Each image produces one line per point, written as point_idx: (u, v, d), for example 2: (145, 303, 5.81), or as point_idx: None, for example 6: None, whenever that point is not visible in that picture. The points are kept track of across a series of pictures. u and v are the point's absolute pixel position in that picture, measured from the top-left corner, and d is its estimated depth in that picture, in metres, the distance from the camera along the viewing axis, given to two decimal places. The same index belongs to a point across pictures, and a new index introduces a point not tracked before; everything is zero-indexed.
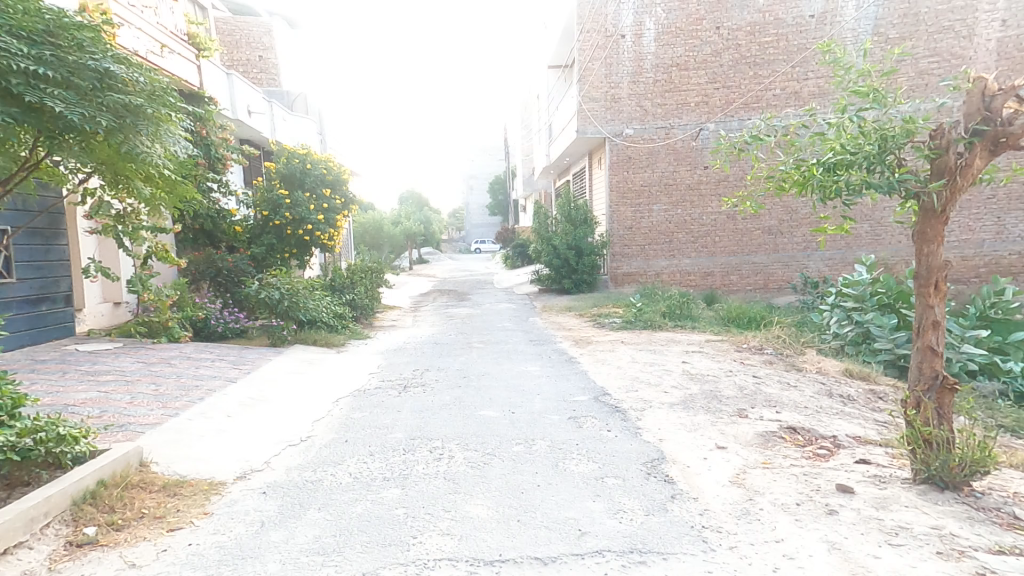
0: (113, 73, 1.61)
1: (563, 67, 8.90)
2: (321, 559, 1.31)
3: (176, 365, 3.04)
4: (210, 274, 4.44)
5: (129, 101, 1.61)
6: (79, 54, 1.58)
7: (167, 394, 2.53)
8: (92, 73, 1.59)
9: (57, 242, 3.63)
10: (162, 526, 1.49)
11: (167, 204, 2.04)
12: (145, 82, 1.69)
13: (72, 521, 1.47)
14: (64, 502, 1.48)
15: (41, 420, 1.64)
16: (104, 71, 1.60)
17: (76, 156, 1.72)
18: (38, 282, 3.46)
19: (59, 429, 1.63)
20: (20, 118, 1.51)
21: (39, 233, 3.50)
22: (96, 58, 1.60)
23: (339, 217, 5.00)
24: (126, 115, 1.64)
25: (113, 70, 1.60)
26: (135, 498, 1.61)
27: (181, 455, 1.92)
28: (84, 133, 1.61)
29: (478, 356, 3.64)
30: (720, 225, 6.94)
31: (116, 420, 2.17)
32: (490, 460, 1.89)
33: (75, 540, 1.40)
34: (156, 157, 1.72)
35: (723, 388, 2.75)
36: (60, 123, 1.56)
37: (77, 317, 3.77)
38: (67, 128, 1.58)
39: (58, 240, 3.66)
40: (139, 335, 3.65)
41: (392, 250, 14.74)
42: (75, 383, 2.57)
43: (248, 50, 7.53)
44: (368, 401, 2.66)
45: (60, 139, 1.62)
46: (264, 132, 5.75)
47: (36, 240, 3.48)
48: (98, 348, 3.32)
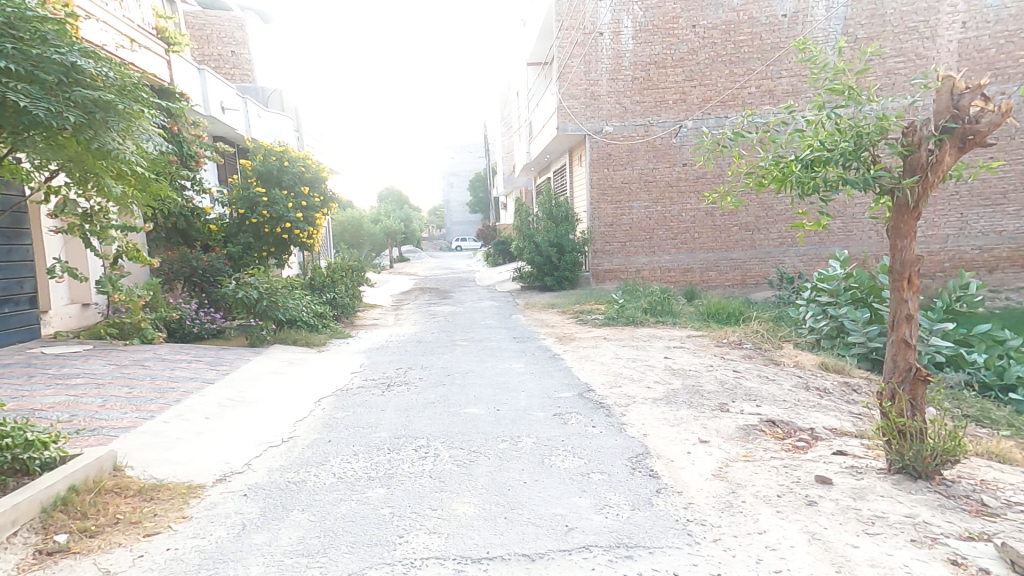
0: (80, 67, 1.55)
1: (542, 65, 8.92)
2: (306, 561, 1.29)
3: (151, 367, 2.96)
4: (184, 273, 4.31)
5: (98, 96, 1.56)
6: (43, 47, 1.52)
7: (141, 397, 2.46)
8: (57, 67, 1.53)
9: (19, 242, 3.50)
10: (139, 532, 1.45)
11: (139, 203, 1.97)
12: (115, 77, 1.63)
13: (42, 529, 1.42)
14: (32, 510, 1.43)
15: (6, 425, 1.59)
16: (70, 65, 1.54)
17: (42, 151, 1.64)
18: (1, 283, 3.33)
19: (27, 434, 1.60)
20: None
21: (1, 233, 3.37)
22: (61, 51, 1.54)
23: (318, 216, 4.92)
24: (95, 110, 1.59)
25: (80, 65, 1.54)
26: (109, 503, 1.56)
27: (158, 459, 1.87)
28: (53, 131, 1.56)
29: (461, 353, 3.62)
30: (698, 221, 7.04)
31: (87, 423, 2.10)
32: (476, 458, 1.89)
33: (45, 548, 1.36)
34: (128, 154, 1.67)
35: (705, 383, 2.79)
36: (26, 119, 1.50)
37: (41, 319, 3.65)
38: (32, 124, 1.53)
39: (21, 240, 3.53)
40: (110, 337, 3.54)
41: (372, 248, 14.60)
42: (41, 388, 2.48)
43: (219, 45, 7.38)
44: (351, 400, 2.62)
45: (27, 133, 1.56)
46: (238, 129, 5.62)
47: None
48: (66, 350, 3.22)
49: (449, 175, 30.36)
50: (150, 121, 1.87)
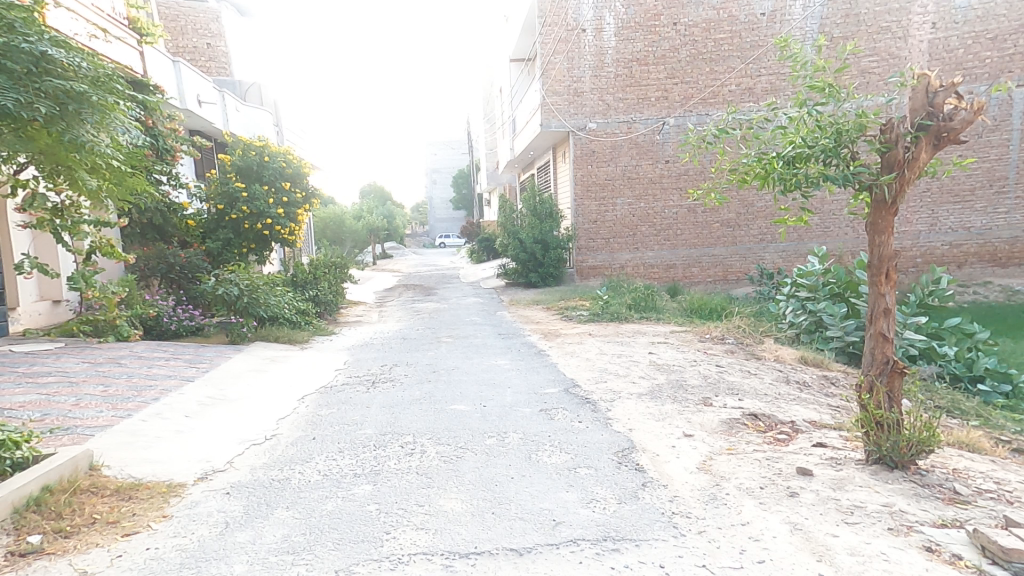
0: (51, 57, 1.51)
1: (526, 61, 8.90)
2: (291, 558, 1.28)
3: (127, 365, 2.90)
4: (161, 270, 4.20)
5: (70, 86, 1.51)
6: (10, 35, 1.47)
7: (117, 395, 2.41)
8: (26, 56, 1.48)
9: None
10: (117, 531, 1.42)
11: (114, 197, 1.92)
12: (88, 68, 1.58)
13: (14, 530, 1.38)
14: (4, 510, 1.39)
15: None
16: (40, 54, 1.50)
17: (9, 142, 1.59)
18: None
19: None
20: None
21: None
22: (30, 40, 1.49)
23: (300, 212, 4.86)
24: (67, 101, 1.54)
25: (50, 54, 1.50)
26: (86, 503, 1.52)
27: (136, 458, 1.83)
28: (22, 122, 1.51)
29: (446, 350, 3.61)
30: (680, 218, 7.10)
31: (61, 423, 2.05)
32: (463, 454, 1.88)
33: (18, 549, 1.32)
34: (103, 147, 1.62)
35: (688, 377, 2.82)
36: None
37: (9, 316, 3.52)
38: (2, 115, 1.48)
39: None
40: (83, 335, 3.46)
41: (355, 245, 14.45)
42: (12, 386, 2.41)
43: (195, 37, 7.22)
44: (335, 398, 2.60)
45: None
46: (216, 122, 5.51)
47: None
48: (37, 349, 3.13)
49: (432, 172, 30.19)
50: (124, 113, 1.82)
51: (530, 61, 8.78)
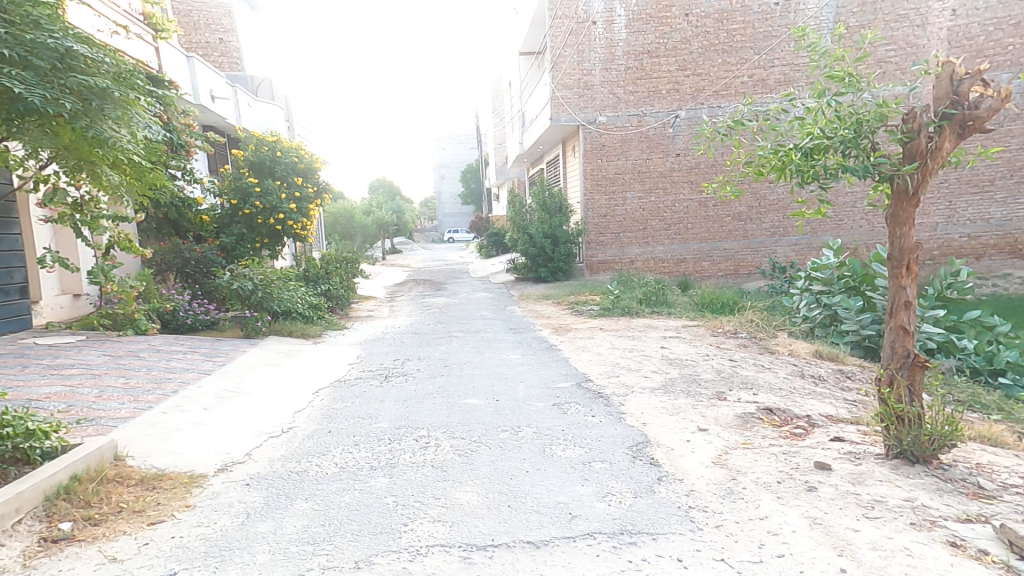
0: (75, 53, 1.52)
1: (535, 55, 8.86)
2: (312, 548, 1.29)
3: (146, 358, 2.94)
4: (176, 265, 4.27)
5: (93, 83, 1.53)
6: (36, 32, 1.49)
7: (137, 387, 2.45)
8: (51, 52, 1.50)
9: (9, 232, 3.44)
10: (143, 520, 1.44)
11: (134, 192, 1.94)
12: (110, 64, 1.60)
13: (45, 517, 1.41)
14: (36, 498, 1.42)
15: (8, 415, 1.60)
16: (65, 50, 1.51)
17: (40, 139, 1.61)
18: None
19: (29, 423, 1.60)
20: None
21: None
22: (55, 37, 1.51)
23: (312, 207, 4.88)
24: (90, 97, 1.55)
25: (75, 50, 1.51)
26: (113, 492, 1.55)
27: (158, 449, 1.86)
28: (48, 118, 1.54)
29: (457, 345, 3.62)
30: (691, 212, 7.05)
31: (86, 414, 2.08)
32: (478, 447, 1.89)
33: (50, 535, 1.35)
34: (125, 142, 1.64)
35: (701, 372, 2.81)
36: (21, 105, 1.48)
37: (32, 309, 3.60)
38: (27, 111, 1.49)
39: (11, 230, 3.46)
40: (103, 328, 3.51)
41: (365, 240, 14.52)
42: (37, 378, 2.46)
43: (207, 33, 7.25)
44: (349, 391, 2.62)
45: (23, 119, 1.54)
46: (229, 118, 5.55)
47: None
48: (60, 341, 3.19)
49: (440, 167, 30.19)
50: (145, 108, 1.83)
51: (540, 55, 8.74)
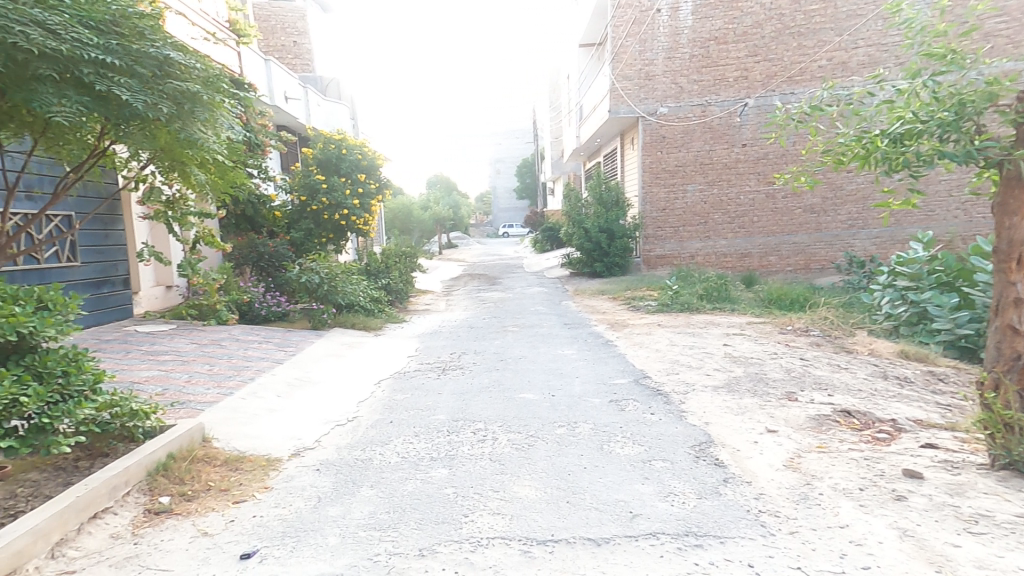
0: (171, 60, 1.64)
1: (596, 46, 8.73)
2: (378, 534, 1.34)
3: (225, 346, 3.13)
4: (252, 258, 4.54)
5: (186, 88, 1.64)
6: (141, 42, 1.61)
7: (220, 373, 2.62)
8: (152, 60, 1.61)
9: (115, 228, 3.76)
10: (229, 498, 1.54)
11: (217, 189, 2.07)
12: (201, 69, 1.70)
13: (148, 491, 1.53)
14: (140, 473, 1.54)
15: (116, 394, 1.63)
16: (164, 58, 1.63)
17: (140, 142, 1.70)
18: (100, 266, 3.59)
19: (133, 403, 1.68)
20: (94, 108, 1.55)
21: (99, 219, 3.63)
22: (156, 46, 1.62)
23: (374, 202, 5.03)
24: (183, 101, 1.66)
25: (172, 58, 1.62)
26: (202, 471, 1.67)
27: (239, 432, 1.98)
28: (150, 122, 1.64)
29: (512, 339, 3.64)
30: (758, 204, 6.75)
31: (178, 397, 2.25)
32: (534, 442, 1.89)
33: (153, 508, 1.47)
34: (212, 143, 1.75)
35: (769, 370, 2.70)
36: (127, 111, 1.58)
37: (134, 300, 3.92)
38: (131, 116, 1.61)
39: (116, 226, 3.78)
40: (190, 317, 3.77)
41: (423, 235, 14.86)
42: (138, 362, 2.68)
43: (283, 36, 7.62)
44: (408, 383, 2.69)
45: (128, 125, 1.63)
46: (300, 118, 5.80)
47: (98, 225, 3.61)
48: (156, 329, 3.46)
49: (495, 162, 30.34)
50: (228, 111, 1.95)
51: (601, 46, 8.60)
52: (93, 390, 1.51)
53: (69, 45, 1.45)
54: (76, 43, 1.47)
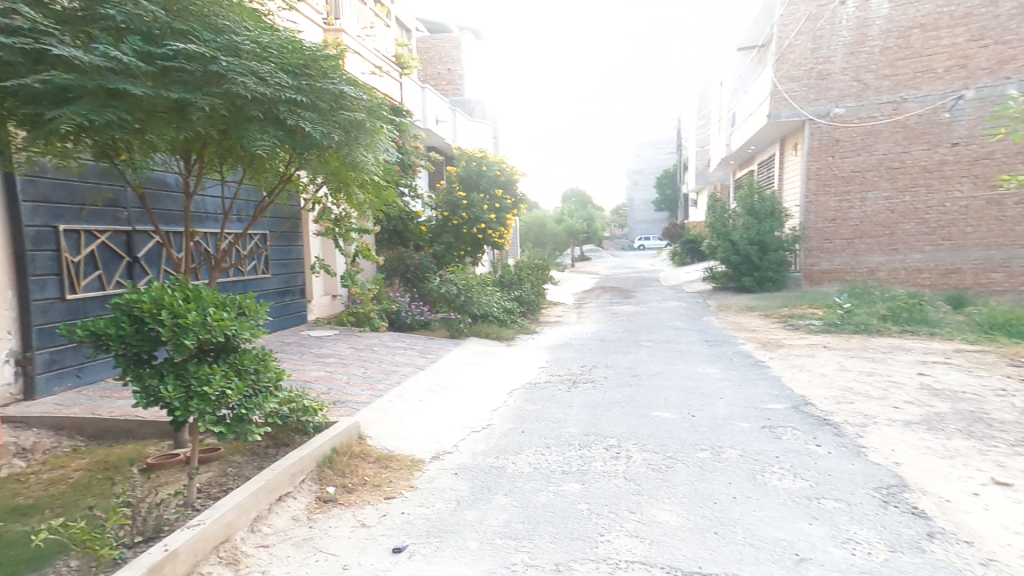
0: (345, 94, 1.87)
1: (761, 48, 8.25)
2: (515, 544, 1.35)
3: (377, 351, 3.45)
4: (400, 270, 4.94)
5: (354, 117, 1.86)
6: (324, 80, 1.86)
7: (373, 376, 2.89)
8: (331, 95, 1.85)
9: (296, 244, 4.38)
10: (381, 493, 1.68)
11: (374, 208, 2.30)
12: (366, 100, 1.93)
13: (318, 480, 1.73)
14: (312, 462, 1.74)
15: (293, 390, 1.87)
16: (340, 93, 1.86)
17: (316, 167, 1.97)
18: (284, 277, 4.19)
19: (305, 401, 1.96)
20: (287, 141, 1.82)
21: (285, 236, 4.25)
22: (335, 82, 1.87)
23: (509, 217, 5.22)
24: (351, 129, 1.89)
25: (346, 92, 1.85)
26: (359, 466, 1.84)
27: (388, 432, 2.15)
28: (323, 148, 1.89)
29: (647, 354, 3.51)
30: (972, 213, 5.75)
31: (339, 397, 2.52)
32: (673, 464, 1.79)
33: (323, 496, 1.65)
34: (370, 164, 1.97)
35: (982, 409, 2.24)
36: (308, 142, 1.84)
37: (308, 307, 4.49)
38: (311, 145, 1.86)
39: (296, 242, 4.39)
40: (349, 324, 4.24)
41: (556, 247, 15.08)
42: (309, 363, 3.06)
43: (439, 65, 8.32)
44: (539, 394, 2.71)
45: (309, 153, 1.90)
46: (447, 139, 6.25)
47: (283, 242, 4.22)
48: (323, 334, 3.92)
49: (635, 173, 29.82)
50: (386, 137, 2.17)
51: (765, 46, 8.08)
52: (277, 385, 1.74)
53: (273, 88, 1.71)
54: (277, 87, 1.73)
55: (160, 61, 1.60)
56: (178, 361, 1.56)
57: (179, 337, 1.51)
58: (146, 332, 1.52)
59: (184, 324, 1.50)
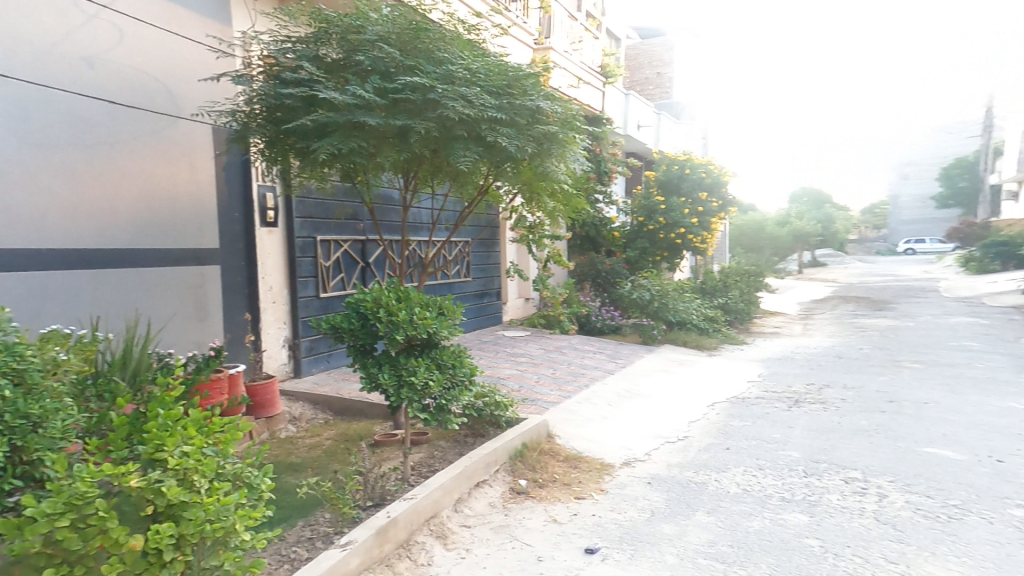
0: (542, 108, 1.97)
1: None
2: (726, 568, 1.27)
3: (566, 354, 3.56)
4: (591, 275, 4.98)
5: (548, 130, 1.96)
6: (524, 97, 1.98)
7: (562, 377, 2.97)
8: (529, 110, 1.96)
9: (495, 250, 4.74)
10: (571, 493, 1.71)
11: (564, 215, 2.38)
12: (562, 112, 2.02)
13: (510, 472, 1.83)
14: (504, 454, 1.84)
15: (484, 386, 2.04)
16: (537, 108, 1.97)
17: (508, 177, 2.09)
18: (483, 280, 4.56)
19: (498, 396, 2.09)
20: (482, 153, 1.96)
21: (484, 242, 4.61)
22: (533, 99, 1.98)
23: (714, 220, 4.92)
24: (544, 141, 1.99)
25: (543, 106, 1.95)
26: (549, 463, 1.91)
27: (575, 433, 2.19)
28: (517, 162, 2.01)
29: (894, 379, 2.93)
30: None
31: (529, 395, 2.64)
32: (946, 519, 1.47)
33: (517, 488, 1.74)
34: (561, 174, 2.05)
35: None
36: (503, 154, 1.96)
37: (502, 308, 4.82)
38: (507, 159, 1.98)
39: (495, 248, 4.75)
40: (540, 326, 4.42)
41: (775, 252, 13.70)
42: (504, 361, 3.27)
43: (648, 69, 8.36)
44: (748, 410, 2.48)
45: (503, 165, 2.02)
46: (648, 142, 6.17)
47: (483, 248, 4.59)
48: (517, 334, 4.18)
49: (904, 165, 25.38)
50: (579, 147, 2.24)
51: None
52: (471, 380, 1.87)
53: (478, 109, 1.87)
54: (480, 105, 1.89)
55: (391, 94, 1.87)
56: (393, 354, 1.80)
57: (393, 332, 1.74)
58: (369, 327, 1.79)
59: (396, 322, 1.74)
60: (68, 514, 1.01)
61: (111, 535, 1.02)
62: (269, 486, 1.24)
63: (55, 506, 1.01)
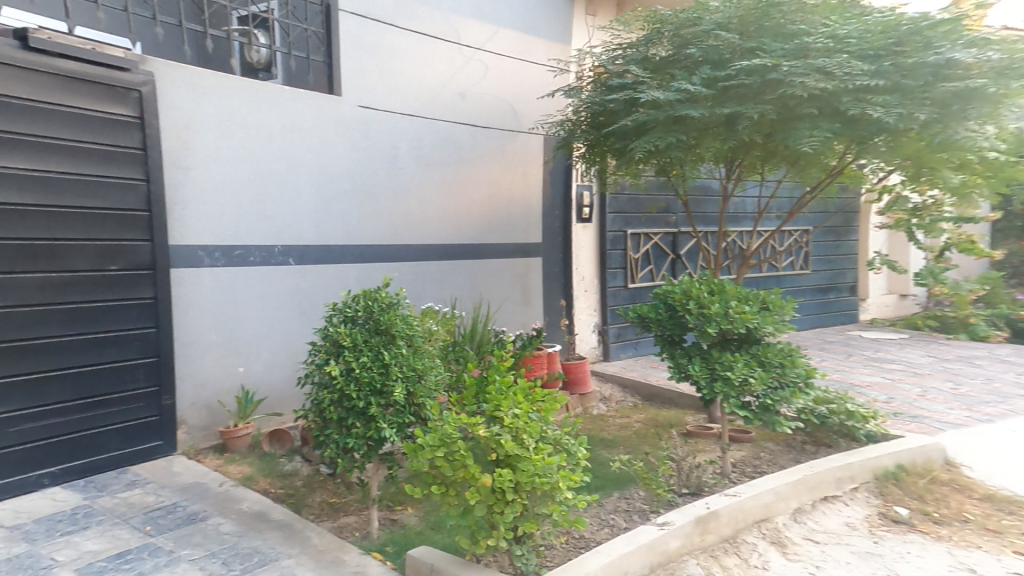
0: (954, 60, 3.10)
1: None
2: None
3: (984, 358, 6.03)
4: None
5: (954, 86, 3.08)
6: (928, 52, 3.20)
7: (961, 393, 4.77)
8: (933, 67, 3.16)
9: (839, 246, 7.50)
10: (1000, 542, 2.66)
11: (990, 184, 3.87)
12: (990, 60, 3.10)
13: (881, 492, 3.06)
14: (870, 474, 3.10)
15: (808, 377, 2.80)
16: (947, 62, 3.13)
17: (884, 153, 3.52)
18: None
19: (803, 368, 2.82)
20: (860, 130, 3.32)
21: None
22: (939, 52, 3.15)
23: None
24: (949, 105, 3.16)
25: (954, 58, 3.07)
26: (952, 497, 3.06)
27: (983, 468, 3.37)
28: (927, 126, 3.20)
29: None
30: None
31: (902, 408, 4.30)
32: None
33: (892, 514, 2.87)
34: (970, 138, 3.18)
35: None
36: (885, 128, 3.27)
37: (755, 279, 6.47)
38: (878, 129, 3.30)
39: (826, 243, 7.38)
40: (933, 325, 7.41)
41: None
42: (952, 397, 4.65)
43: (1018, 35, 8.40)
44: None
45: (885, 142, 3.42)
46: None
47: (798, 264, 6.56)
48: (924, 341, 6.85)
49: None
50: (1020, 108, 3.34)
51: None
52: (800, 378, 2.79)
53: (836, 81, 3.20)
54: (871, 97, 3.23)
55: (721, 84, 3.45)
56: (704, 347, 2.87)
57: (706, 325, 2.79)
58: (677, 320, 2.92)
59: (709, 316, 2.79)
60: (440, 447, 2.07)
61: (470, 469, 2.01)
62: (581, 455, 2.12)
63: (436, 441, 2.07)
